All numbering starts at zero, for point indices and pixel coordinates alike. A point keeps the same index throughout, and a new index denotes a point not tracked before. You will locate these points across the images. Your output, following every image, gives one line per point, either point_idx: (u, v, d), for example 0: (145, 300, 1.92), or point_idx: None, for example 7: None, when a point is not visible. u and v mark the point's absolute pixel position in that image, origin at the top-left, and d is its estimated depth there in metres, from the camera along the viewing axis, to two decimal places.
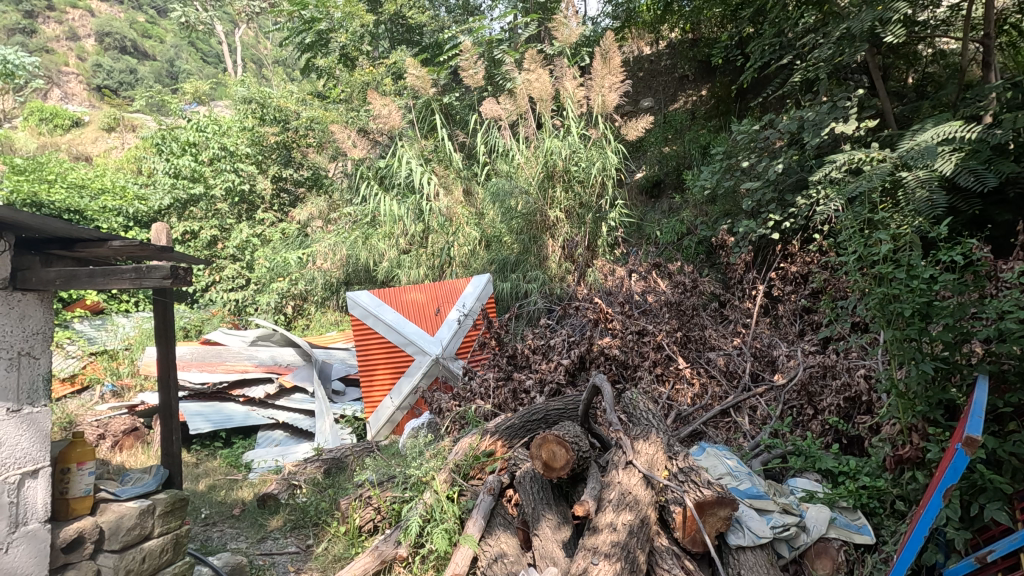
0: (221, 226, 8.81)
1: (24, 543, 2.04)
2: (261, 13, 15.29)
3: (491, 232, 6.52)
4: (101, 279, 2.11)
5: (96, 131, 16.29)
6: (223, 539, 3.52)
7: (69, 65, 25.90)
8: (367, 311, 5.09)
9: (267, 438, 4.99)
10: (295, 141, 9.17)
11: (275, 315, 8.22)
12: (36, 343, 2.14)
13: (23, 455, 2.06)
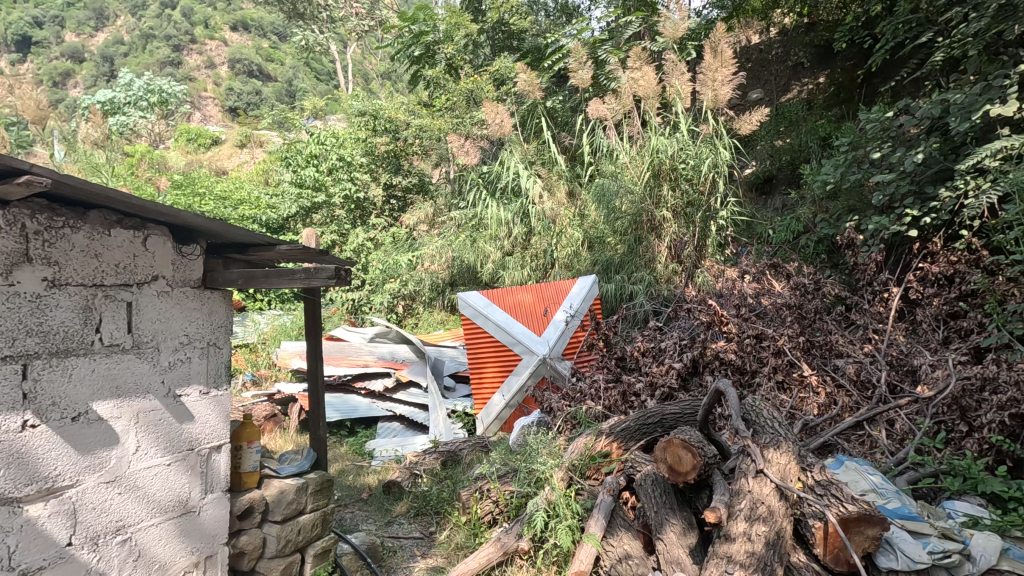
0: (339, 231, 9.55)
1: (212, 507, 2.40)
2: (369, 31, 15.97)
3: (595, 233, 6.49)
4: (275, 279, 2.38)
5: (231, 149, 18.38)
6: (355, 521, 3.80)
7: (206, 91, 29.32)
8: (477, 310, 5.31)
9: (387, 430, 5.33)
10: (403, 150, 9.67)
11: (387, 314, 8.67)
12: (219, 335, 2.47)
13: (212, 431, 2.41)
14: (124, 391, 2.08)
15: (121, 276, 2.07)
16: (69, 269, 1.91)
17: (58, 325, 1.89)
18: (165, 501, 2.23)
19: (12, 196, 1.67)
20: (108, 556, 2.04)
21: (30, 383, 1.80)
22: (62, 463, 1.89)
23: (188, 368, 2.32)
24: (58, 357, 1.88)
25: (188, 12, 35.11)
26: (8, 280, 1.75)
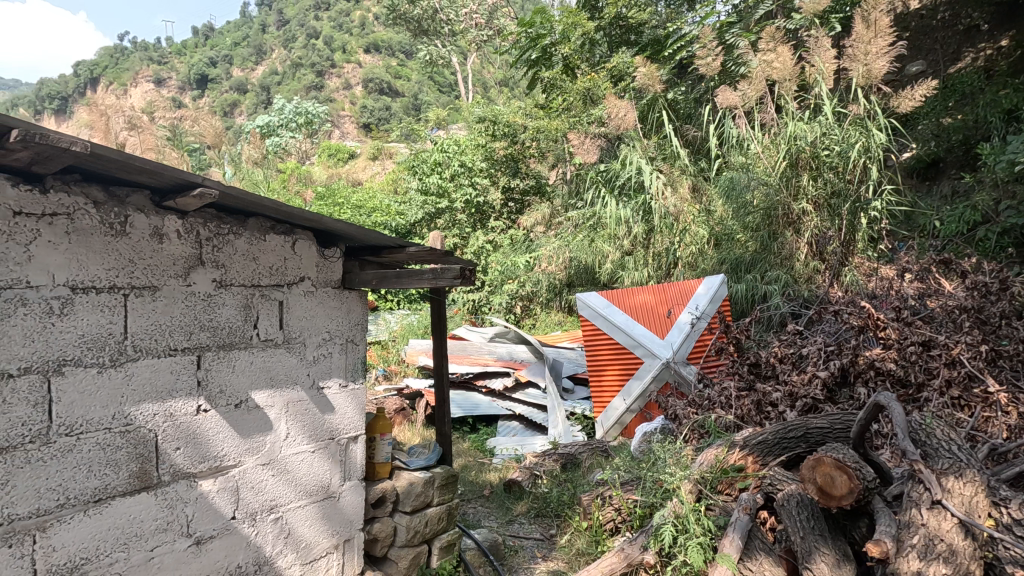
0: (460, 235, 9.91)
1: (350, 494, 2.57)
2: (488, 40, 16.35)
3: (723, 230, 6.07)
4: (404, 279, 2.50)
5: (365, 162, 19.92)
6: (477, 516, 3.87)
7: (344, 111, 32.16)
8: (596, 311, 5.17)
9: (506, 428, 5.41)
10: (521, 153, 9.79)
11: (506, 314, 8.83)
12: (356, 333, 2.64)
13: (350, 422, 2.57)
14: (277, 382, 2.29)
15: (274, 277, 2.29)
16: (232, 271, 2.14)
17: (224, 321, 2.12)
18: (311, 485, 2.42)
19: (189, 206, 1.91)
20: (264, 531, 2.25)
21: (202, 372, 2.05)
22: (227, 445, 2.12)
23: (329, 363, 2.50)
24: (224, 350, 2.12)
25: (328, 39, 38.61)
26: (186, 281, 2.01)
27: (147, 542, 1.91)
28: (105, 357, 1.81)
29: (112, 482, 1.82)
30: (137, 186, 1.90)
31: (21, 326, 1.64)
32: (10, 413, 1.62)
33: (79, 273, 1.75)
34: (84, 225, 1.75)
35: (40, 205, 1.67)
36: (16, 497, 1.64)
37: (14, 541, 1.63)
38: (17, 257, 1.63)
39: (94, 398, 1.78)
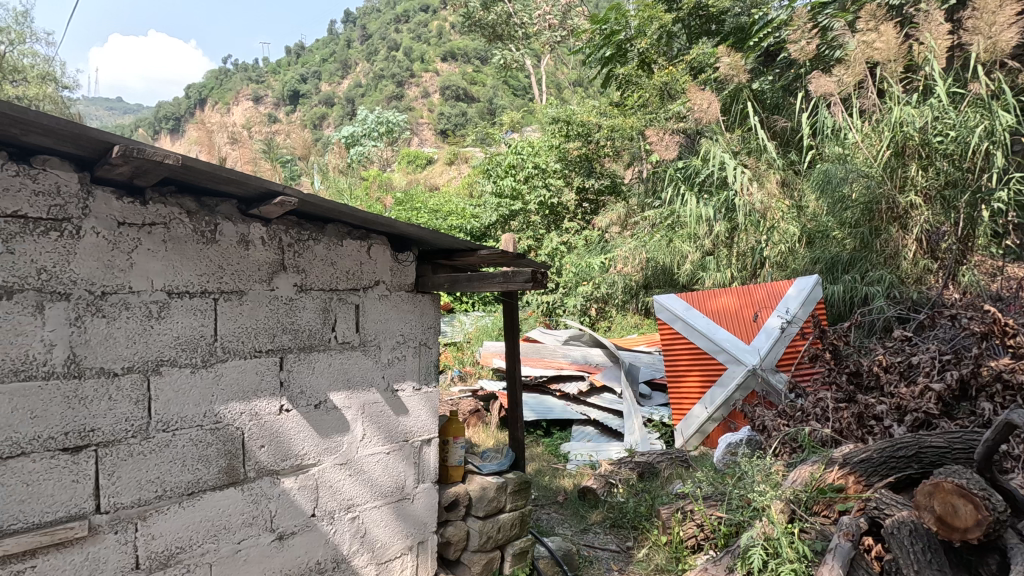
0: (535, 236, 9.87)
1: (423, 496, 2.59)
2: (562, 41, 16.20)
3: (816, 227, 5.61)
4: (476, 283, 2.48)
5: (442, 167, 20.45)
6: (551, 522, 3.80)
7: (422, 118, 33.25)
8: (676, 314, 4.93)
9: (581, 433, 5.28)
10: (596, 153, 9.61)
11: (580, 317, 8.71)
12: (429, 336, 2.66)
13: (423, 425, 2.60)
14: (354, 384, 2.35)
15: (351, 281, 2.35)
16: (311, 275, 2.22)
17: (304, 324, 2.20)
18: (386, 487, 2.46)
19: (272, 214, 1.99)
20: (341, 529, 2.31)
21: (284, 373, 2.13)
22: (307, 444, 2.20)
23: (403, 365, 2.53)
24: (305, 352, 2.19)
25: (407, 50, 39.89)
26: (269, 286, 2.10)
27: (234, 535, 2.01)
28: (197, 358, 1.92)
29: (203, 476, 1.93)
30: (226, 196, 2.01)
31: (125, 328, 1.77)
32: (115, 409, 1.75)
33: (174, 279, 1.87)
34: (179, 234, 1.87)
35: (141, 216, 1.80)
36: (120, 487, 1.76)
37: (119, 528, 1.76)
38: (121, 264, 1.76)
39: (188, 397, 1.90)
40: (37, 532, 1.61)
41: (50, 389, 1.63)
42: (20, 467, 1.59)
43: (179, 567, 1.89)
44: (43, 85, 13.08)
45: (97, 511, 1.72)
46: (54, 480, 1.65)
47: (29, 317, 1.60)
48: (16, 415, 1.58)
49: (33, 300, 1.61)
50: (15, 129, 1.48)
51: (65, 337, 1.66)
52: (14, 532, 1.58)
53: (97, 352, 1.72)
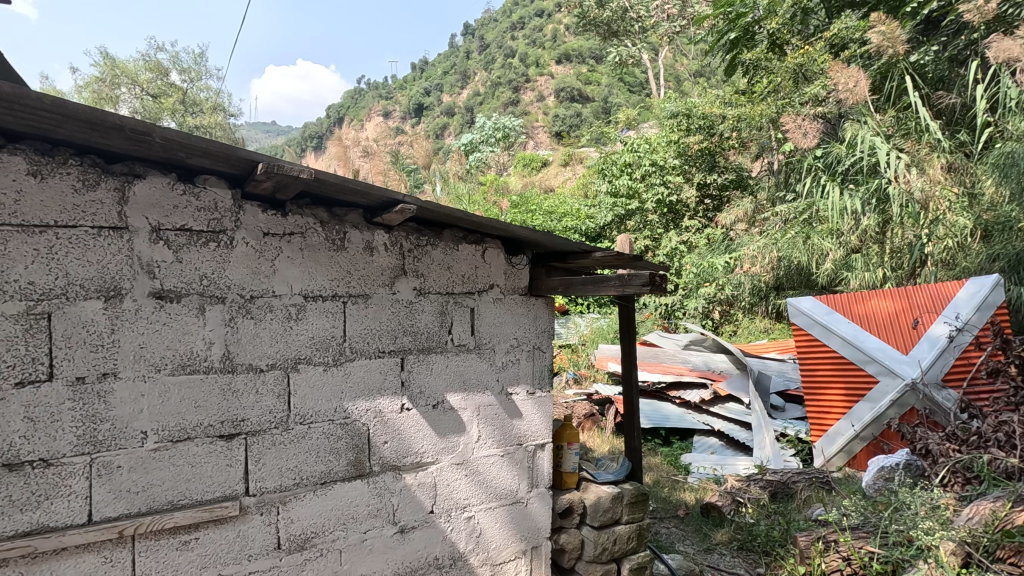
0: (652, 236, 9.48)
1: (537, 501, 2.57)
2: (681, 31, 15.40)
3: (995, 218, 4.76)
4: (590, 287, 2.41)
5: (557, 169, 20.53)
6: (671, 538, 3.59)
7: (537, 122, 33.61)
8: (815, 320, 4.45)
9: (703, 445, 4.96)
10: (719, 146, 9.03)
11: (702, 320, 8.25)
12: (543, 339, 2.63)
13: (536, 430, 2.58)
14: (469, 386, 2.39)
15: (466, 285, 2.40)
16: (430, 279, 2.30)
17: (423, 326, 2.28)
18: (500, 489, 2.47)
19: (393, 221, 2.09)
20: (457, 528, 2.37)
21: (405, 373, 2.23)
22: (425, 443, 2.27)
23: (517, 369, 2.53)
24: (424, 353, 2.28)
25: (522, 55, 40.43)
26: (392, 290, 2.21)
27: (360, 525, 2.13)
28: (329, 356, 2.07)
29: (334, 468, 2.07)
30: (353, 206, 2.14)
31: (268, 328, 1.95)
32: (261, 401, 1.94)
33: (309, 284, 2.03)
34: (313, 242, 2.03)
35: (282, 227, 1.98)
36: (265, 473, 1.95)
37: (265, 510, 1.95)
38: (266, 271, 1.95)
39: (321, 393, 2.05)
40: (199, 508, 1.83)
41: (209, 382, 1.85)
42: (186, 450, 1.82)
43: (314, 550, 2.04)
44: (215, 115, 15.13)
45: (246, 493, 1.92)
46: (213, 463, 1.86)
47: (193, 318, 1.83)
48: (183, 404, 1.81)
49: (196, 303, 1.83)
50: (181, 153, 1.69)
51: (221, 336, 1.87)
52: (182, 507, 1.81)
53: (247, 350, 1.92)
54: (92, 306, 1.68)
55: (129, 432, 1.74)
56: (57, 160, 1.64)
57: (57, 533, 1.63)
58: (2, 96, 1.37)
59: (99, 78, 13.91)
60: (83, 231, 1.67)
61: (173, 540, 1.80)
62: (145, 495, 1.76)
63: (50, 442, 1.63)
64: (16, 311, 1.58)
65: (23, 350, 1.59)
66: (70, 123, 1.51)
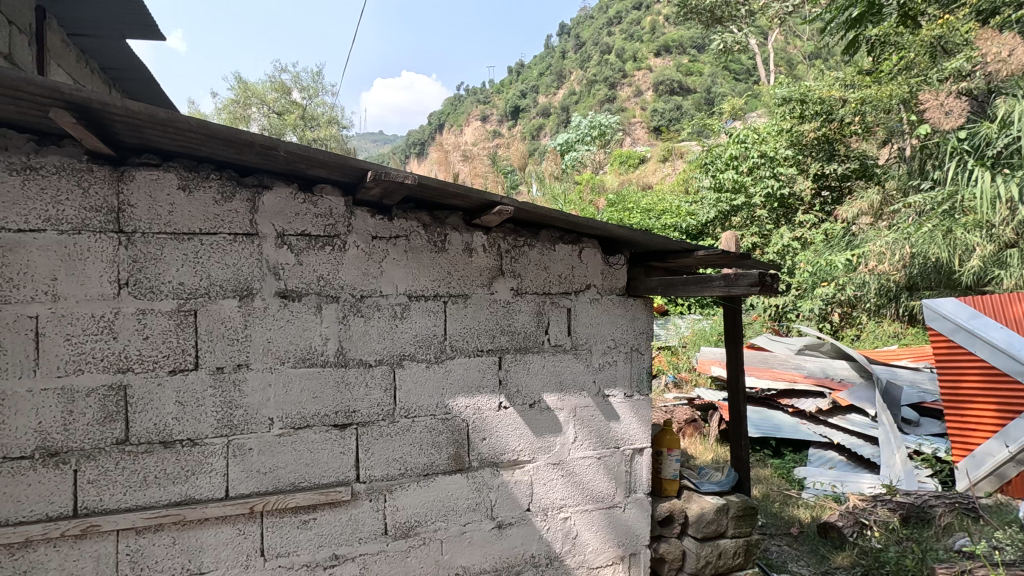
0: (761, 233, 8.84)
1: (634, 507, 2.51)
2: (795, 9, 14.19)
3: None
4: (693, 287, 2.31)
5: (656, 165, 19.87)
6: (783, 557, 3.34)
7: (635, 117, 32.67)
8: (957, 324, 3.91)
9: (820, 458, 4.58)
10: (839, 133, 8.24)
11: (820, 323, 7.59)
12: (642, 341, 2.56)
13: (634, 434, 2.51)
14: (566, 387, 2.38)
15: (563, 285, 2.40)
16: (527, 279, 2.33)
17: (520, 326, 2.31)
18: (597, 492, 2.44)
19: (491, 223, 2.13)
20: (554, 527, 2.37)
21: (503, 372, 2.27)
22: (522, 441, 2.30)
23: (615, 370, 2.48)
24: (521, 352, 2.31)
25: (619, 50, 39.46)
26: (490, 290, 2.26)
27: (460, 517, 2.20)
28: (431, 354, 2.16)
29: (435, 460, 2.16)
30: (453, 208, 2.22)
31: (377, 326, 2.08)
32: (370, 394, 2.07)
33: (413, 284, 2.13)
34: (417, 245, 2.13)
35: (389, 230, 2.09)
36: (373, 462, 2.07)
37: (373, 496, 2.07)
38: (374, 272, 2.07)
39: (424, 388, 2.14)
40: (316, 491, 1.98)
41: (326, 375, 2.01)
42: (306, 437, 1.98)
43: (418, 538, 2.14)
44: (330, 128, 16.37)
45: (357, 480, 2.05)
46: (328, 450, 2.01)
47: (312, 315, 1.99)
48: (303, 395, 1.98)
49: (314, 302, 1.99)
50: (301, 165, 1.84)
51: (335, 333, 2.02)
52: (302, 488, 1.98)
53: (358, 345, 2.05)
54: (229, 304, 1.88)
55: (259, 418, 1.93)
56: (201, 175, 1.86)
57: (202, 505, 1.85)
58: (159, 121, 1.58)
59: (235, 100, 15.57)
60: (222, 237, 1.88)
61: (295, 519, 1.97)
62: (271, 475, 1.94)
63: (196, 423, 1.85)
64: (169, 308, 1.82)
65: (175, 342, 1.83)
66: (212, 141, 1.71)
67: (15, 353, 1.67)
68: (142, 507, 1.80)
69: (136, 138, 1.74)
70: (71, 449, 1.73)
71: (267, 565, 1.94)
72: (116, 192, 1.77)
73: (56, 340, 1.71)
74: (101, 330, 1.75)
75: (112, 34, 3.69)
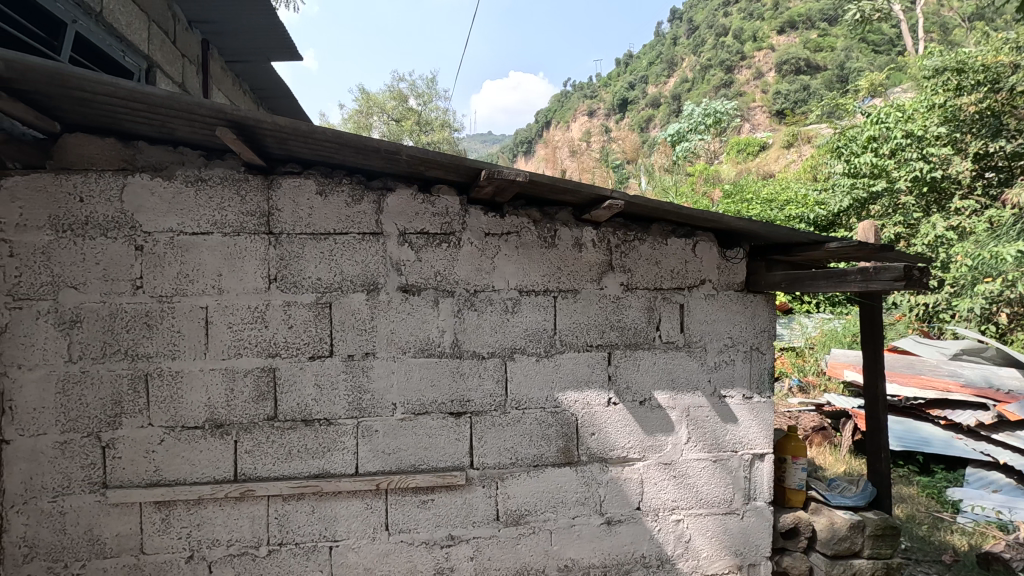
0: (905, 221, 7.79)
1: (753, 515, 2.37)
2: None
3: None
4: (823, 282, 2.12)
5: (778, 152, 18.37)
6: None
7: (755, 101, 30.16)
8: None
9: (980, 479, 4.01)
10: (1009, 105, 6.97)
11: (982, 325, 6.57)
12: (763, 339, 2.40)
13: (753, 438, 2.37)
14: (678, 385, 2.31)
15: (676, 279, 2.32)
16: (637, 274, 2.29)
17: (630, 322, 2.28)
18: (712, 497, 2.34)
19: (601, 218, 2.11)
20: (666, 529, 2.31)
21: (612, 368, 2.25)
22: (632, 439, 2.27)
23: (732, 370, 2.36)
24: (631, 348, 2.27)
25: (736, 30, 36.87)
26: (599, 285, 2.25)
27: (569, 510, 2.23)
28: (541, 348, 2.20)
29: (545, 452, 2.20)
30: (563, 204, 2.24)
31: (489, 320, 2.16)
32: (483, 385, 2.15)
33: (524, 279, 2.18)
34: (527, 241, 2.18)
35: (500, 227, 2.16)
36: (486, 450, 2.15)
37: (486, 483, 2.16)
38: (487, 267, 2.15)
39: (534, 381, 2.19)
40: (434, 473, 2.11)
41: (443, 365, 2.12)
42: (425, 422, 2.11)
43: (528, 526, 2.20)
44: (443, 131, 17.12)
45: (471, 466, 2.15)
46: (445, 436, 2.13)
47: (430, 309, 2.11)
48: (422, 382, 2.11)
49: (431, 296, 2.12)
50: (420, 167, 1.96)
51: (451, 326, 2.13)
52: (422, 470, 2.11)
53: (472, 338, 2.15)
54: (358, 297, 2.06)
55: (383, 402, 2.09)
56: (335, 181, 2.06)
57: (336, 479, 2.05)
58: (301, 133, 1.76)
59: (359, 110, 16.80)
60: (352, 237, 2.06)
61: (415, 498, 2.12)
62: (394, 456, 2.10)
63: (330, 405, 2.05)
64: (309, 300, 2.03)
65: (314, 331, 2.04)
66: (344, 149, 1.88)
67: (191, 337, 1.97)
68: (287, 477, 2.03)
69: (281, 150, 1.97)
70: (232, 422, 2.00)
71: (391, 538, 2.10)
72: (266, 199, 2.01)
73: (221, 327, 1.98)
74: (255, 319, 2.00)
75: (260, 58, 4.17)
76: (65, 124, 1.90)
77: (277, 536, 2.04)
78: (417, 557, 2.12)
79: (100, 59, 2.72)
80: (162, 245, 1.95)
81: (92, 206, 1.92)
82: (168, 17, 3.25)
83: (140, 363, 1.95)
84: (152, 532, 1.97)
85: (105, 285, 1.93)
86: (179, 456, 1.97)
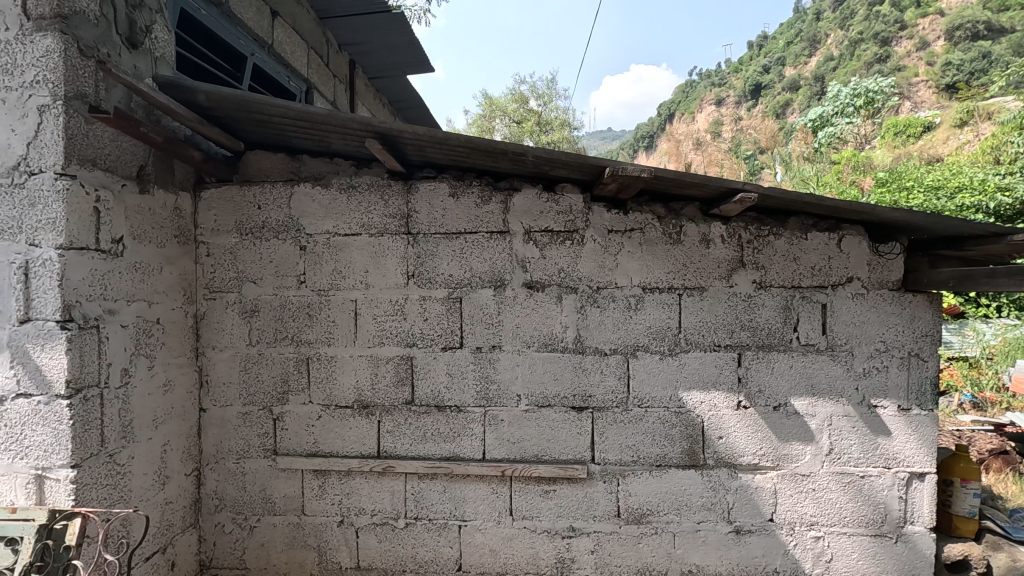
0: None
1: (910, 541, 2.12)
2: None
3: None
4: (1005, 280, 1.82)
5: (948, 133, 15.90)
6: None
7: (919, 75, 26.03)
8: None
9: None
10: None
11: None
12: (925, 345, 2.12)
13: (912, 454, 2.11)
14: (820, 391, 2.14)
15: (817, 277, 2.15)
16: (772, 272, 2.15)
17: (763, 322, 2.15)
18: (858, 515, 2.13)
19: (731, 211, 2.02)
20: (804, 544, 2.15)
21: (743, 369, 2.15)
22: (764, 446, 2.14)
23: (885, 377, 2.12)
24: (763, 350, 2.15)
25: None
26: (729, 283, 2.16)
27: (693, 514, 2.16)
28: (665, 346, 2.16)
29: (669, 452, 2.16)
30: (690, 199, 2.18)
31: (612, 316, 2.17)
32: (605, 381, 2.17)
33: (648, 276, 2.16)
34: (651, 237, 2.15)
35: (624, 224, 2.16)
36: (608, 446, 2.17)
37: (607, 479, 2.17)
38: (610, 264, 2.16)
39: (657, 380, 2.16)
40: (557, 465, 2.17)
41: (565, 360, 2.17)
42: (548, 415, 2.18)
43: (650, 526, 2.17)
44: (563, 131, 17.23)
45: (592, 461, 2.18)
46: (567, 429, 2.18)
47: (554, 305, 2.17)
48: (545, 376, 2.18)
49: (555, 292, 2.17)
50: (545, 167, 2.02)
51: (574, 321, 2.17)
52: (545, 461, 2.18)
53: (594, 335, 2.17)
54: (486, 292, 2.18)
55: (509, 393, 2.19)
56: (466, 184, 2.20)
57: (464, 463, 2.18)
58: (436, 140, 1.91)
59: (482, 115, 17.48)
60: (482, 235, 2.18)
61: (538, 488, 2.19)
62: (518, 446, 2.19)
63: (460, 393, 2.19)
64: (442, 295, 2.19)
65: (446, 324, 2.19)
66: (474, 153, 2.00)
67: (343, 326, 2.22)
68: (423, 458, 2.21)
69: (420, 157, 2.15)
70: (376, 404, 2.22)
71: (514, 524, 2.20)
72: (407, 202, 2.20)
73: (367, 318, 2.21)
74: (395, 312, 2.20)
75: (398, 73, 4.53)
76: (247, 143, 2.25)
77: (413, 511, 2.23)
78: (540, 545, 2.19)
79: (271, 86, 3.16)
80: (321, 245, 2.22)
81: (268, 212, 2.24)
82: (323, 44, 3.67)
83: (303, 348, 2.23)
84: (311, 496, 2.26)
85: (277, 280, 2.24)
86: (333, 431, 2.23)
